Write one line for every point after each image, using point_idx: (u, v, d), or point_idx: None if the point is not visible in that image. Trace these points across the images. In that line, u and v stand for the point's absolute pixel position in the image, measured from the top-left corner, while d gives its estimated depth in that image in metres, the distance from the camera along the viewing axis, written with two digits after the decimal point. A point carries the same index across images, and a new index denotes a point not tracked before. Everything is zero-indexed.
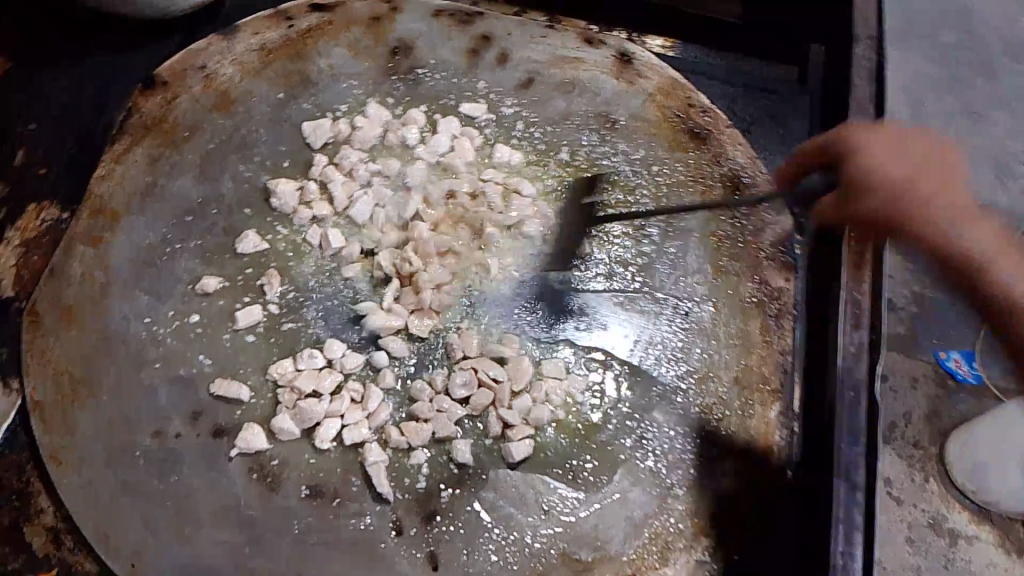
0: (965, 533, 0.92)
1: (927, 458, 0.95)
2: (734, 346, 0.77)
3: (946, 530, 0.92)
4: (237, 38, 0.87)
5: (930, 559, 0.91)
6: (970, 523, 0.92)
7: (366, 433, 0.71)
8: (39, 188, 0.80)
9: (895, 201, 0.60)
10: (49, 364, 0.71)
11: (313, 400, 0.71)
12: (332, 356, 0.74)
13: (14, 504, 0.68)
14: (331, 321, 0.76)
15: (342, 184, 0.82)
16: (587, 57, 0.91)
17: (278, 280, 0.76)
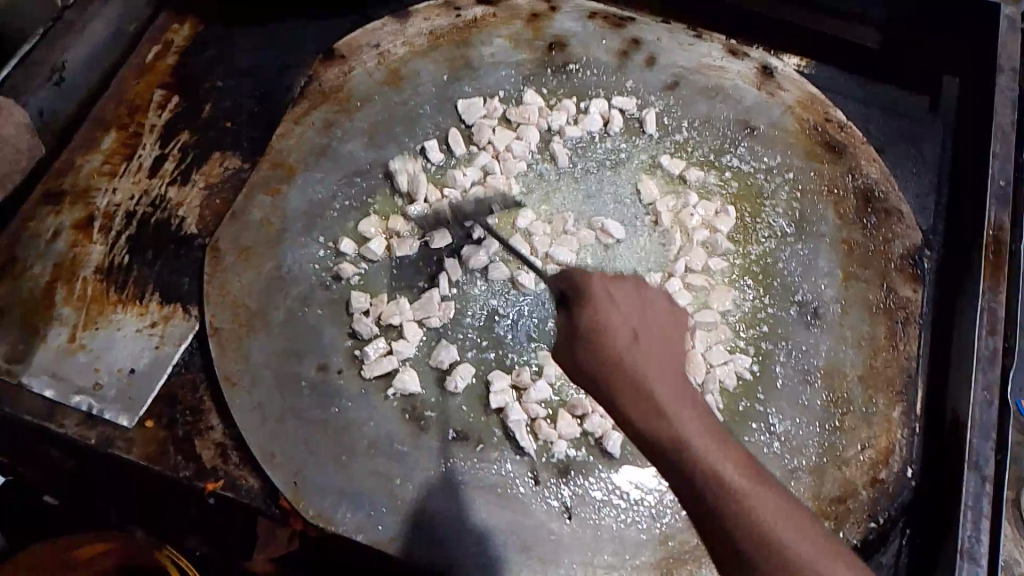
0: None
1: None
2: (861, 347, 0.81)
3: None
4: (409, 21, 0.94)
5: None
6: None
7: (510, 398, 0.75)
8: (223, 139, 0.87)
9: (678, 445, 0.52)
10: (227, 296, 0.77)
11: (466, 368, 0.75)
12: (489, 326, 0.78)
13: (188, 418, 0.74)
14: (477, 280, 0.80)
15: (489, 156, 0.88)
16: (732, 67, 0.95)
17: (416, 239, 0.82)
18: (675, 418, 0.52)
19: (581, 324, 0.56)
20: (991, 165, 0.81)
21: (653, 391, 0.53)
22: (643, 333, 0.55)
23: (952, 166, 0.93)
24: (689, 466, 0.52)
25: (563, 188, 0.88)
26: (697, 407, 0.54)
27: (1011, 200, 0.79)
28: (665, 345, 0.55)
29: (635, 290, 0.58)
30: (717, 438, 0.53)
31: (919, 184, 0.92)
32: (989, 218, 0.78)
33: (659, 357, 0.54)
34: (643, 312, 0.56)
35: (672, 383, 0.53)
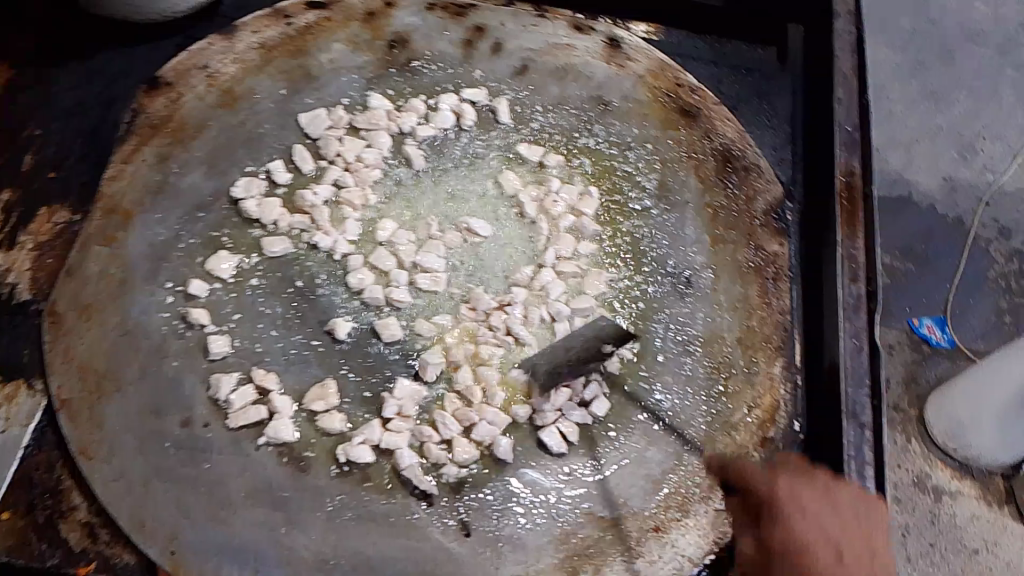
0: (946, 489, 1.08)
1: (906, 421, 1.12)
2: (736, 310, 0.81)
3: (929, 487, 1.09)
4: (238, 37, 0.88)
5: (917, 515, 1.07)
6: (950, 478, 1.09)
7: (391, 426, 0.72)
8: (50, 192, 0.81)
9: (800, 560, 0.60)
10: (73, 360, 0.72)
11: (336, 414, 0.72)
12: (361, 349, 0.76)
13: (47, 502, 0.68)
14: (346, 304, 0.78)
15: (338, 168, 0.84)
16: (578, 44, 0.94)
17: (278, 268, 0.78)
18: (822, 549, 0.61)
19: (764, 512, 0.64)
20: (835, 112, 0.81)
21: (802, 512, 0.62)
22: (836, 532, 0.62)
23: (803, 118, 0.93)
24: (783, 531, 0.62)
25: (422, 192, 0.84)
26: (838, 531, 0.61)
27: (860, 145, 0.80)
28: (819, 497, 0.63)
29: (803, 475, 0.65)
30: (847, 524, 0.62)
31: (776, 136, 0.92)
32: (839, 165, 0.78)
33: (813, 512, 0.62)
34: (826, 492, 0.64)
35: (829, 523, 0.62)
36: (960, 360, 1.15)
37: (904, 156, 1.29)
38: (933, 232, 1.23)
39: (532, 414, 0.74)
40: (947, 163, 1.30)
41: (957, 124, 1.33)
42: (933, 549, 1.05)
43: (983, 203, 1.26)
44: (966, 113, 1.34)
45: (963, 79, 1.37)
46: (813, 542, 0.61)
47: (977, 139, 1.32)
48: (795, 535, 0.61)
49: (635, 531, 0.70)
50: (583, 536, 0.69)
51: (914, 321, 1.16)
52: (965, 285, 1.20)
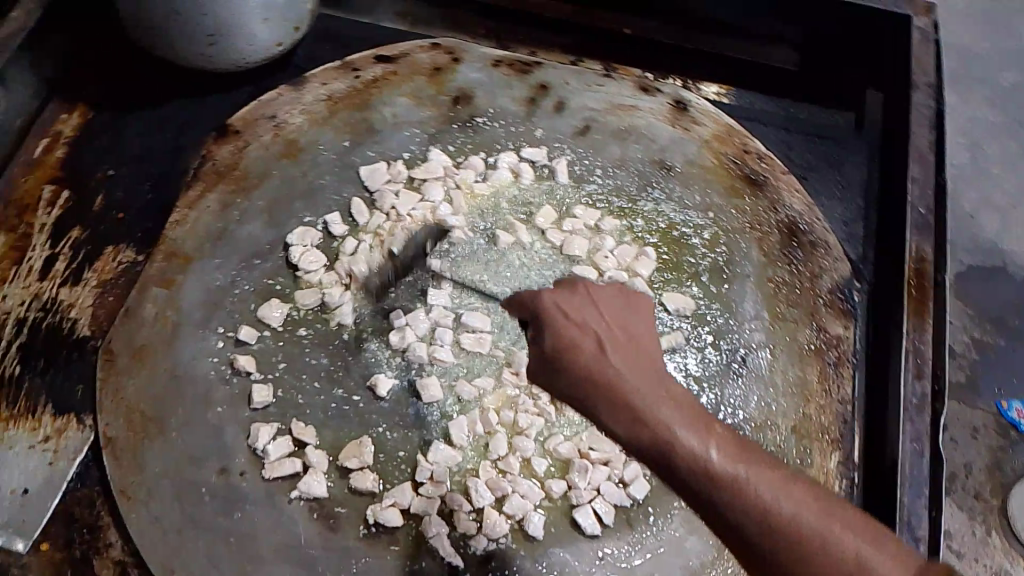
0: None
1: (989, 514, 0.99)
2: (792, 394, 0.77)
3: None
4: (306, 88, 0.91)
5: None
6: None
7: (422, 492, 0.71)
8: (116, 232, 0.84)
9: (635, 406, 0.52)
10: (122, 402, 0.73)
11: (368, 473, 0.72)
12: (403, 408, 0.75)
13: (84, 537, 0.71)
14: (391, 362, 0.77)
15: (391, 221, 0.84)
16: (643, 105, 0.92)
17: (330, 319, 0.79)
18: (673, 426, 0.51)
19: (541, 361, 0.57)
20: (909, 193, 0.77)
21: (660, 406, 0.52)
22: (634, 337, 0.57)
23: (877, 190, 0.90)
24: (669, 453, 0.51)
25: (474, 251, 0.83)
26: (689, 407, 0.53)
27: (934, 228, 0.76)
28: (654, 375, 0.54)
29: (617, 292, 0.60)
30: (682, 414, 0.52)
31: (848, 209, 0.89)
32: (909, 250, 0.74)
33: (650, 380, 0.53)
34: (634, 347, 0.56)
35: (639, 377, 0.53)
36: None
37: (1001, 220, 1.19)
38: None
39: (567, 491, 0.72)
40: None
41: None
42: None
43: None
44: None
45: None
46: (664, 426, 0.51)
47: None
48: (589, 366, 0.54)
49: None
50: None
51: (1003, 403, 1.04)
52: None
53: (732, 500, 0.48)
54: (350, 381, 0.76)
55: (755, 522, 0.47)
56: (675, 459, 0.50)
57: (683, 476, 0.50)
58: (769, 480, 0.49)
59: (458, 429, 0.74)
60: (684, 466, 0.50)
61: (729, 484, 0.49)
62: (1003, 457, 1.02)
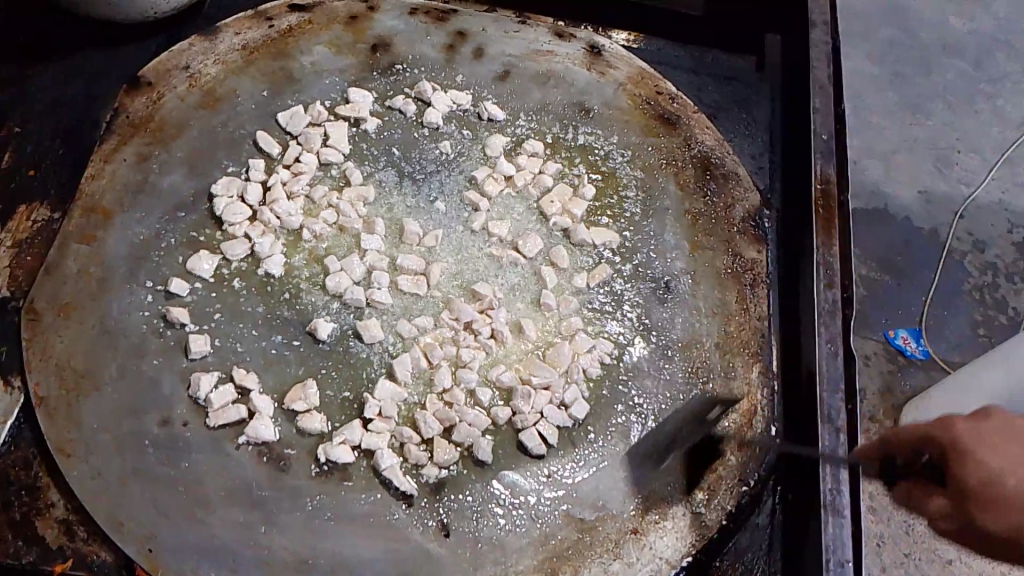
0: None
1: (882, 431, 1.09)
2: (714, 315, 0.82)
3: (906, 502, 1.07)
4: (219, 38, 0.89)
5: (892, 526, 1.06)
6: None
7: (371, 429, 0.72)
8: (28, 189, 0.80)
9: (932, 440, 0.54)
10: (51, 359, 0.71)
11: (314, 414, 0.72)
12: (344, 349, 0.76)
13: (23, 499, 0.68)
14: (328, 306, 0.78)
15: (315, 164, 0.85)
16: (562, 50, 0.95)
17: (263, 265, 0.78)
18: (939, 434, 0.54)
19: (927, 442, 0.55)
20: (813, 122, 0.83)
21: (964, 424, 0.53)
22: (1010, 490, 0.50)
23: (781, 126, 0.95)
24: (927, 442, 0.55)
25: (405, 192, 0.85)
26: (994, 436, 0.52)
27: (836, 154, 0.81)
28: (966, 461, 0.55)
29: (997, 436, 0.52)
30: (939, 465, 0.55)
31: (754, 145, 0.94)
32: (815, 173, 0.80)
33: (961, 424, 0.54)
34: (1016, 461, 0.51)
35: (1009, 460, 0.51)
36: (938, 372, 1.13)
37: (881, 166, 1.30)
38: (914, 244, 1.24)
39: (512, 417, 0.75)
40: (926, 176, 1.30)
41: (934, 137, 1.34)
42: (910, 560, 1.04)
43: (959, 216, 1.26)
44: (943, 126, 1.35)
45: (938, 89, 1.39)
46: (942, 440, 0.54)
47: (954, 152, 1.33)
48: (970, 465, 0.51)
49: (613, 533, 0.71)
50: (562, 539, 0.70)
51: (890, 332, 1.15)
52: (939, 297, 1.19)
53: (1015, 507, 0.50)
54: (287, 325, 0.76)
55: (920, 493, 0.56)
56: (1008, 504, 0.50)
57: (909, 463, 0.57)
58: (1004, 471, 0.51)
59: (402, 367, 0.75)
60: (972, 450, 0.52)
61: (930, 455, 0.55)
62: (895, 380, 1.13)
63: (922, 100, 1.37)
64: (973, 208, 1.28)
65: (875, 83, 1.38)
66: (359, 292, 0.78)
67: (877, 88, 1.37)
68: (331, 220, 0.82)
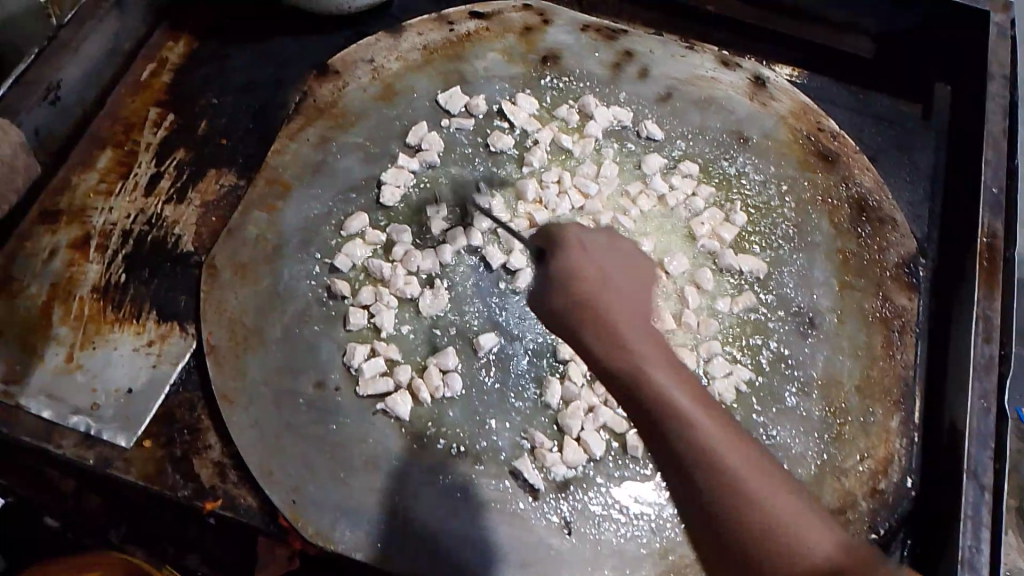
0: None
1: None
2: (858, 357, 0.81)
3: None
4: (403, 37, 0.95)
5: None
6: None
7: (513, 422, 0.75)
8: (219, 157, 0.87)
9: (684, 470, 0.49)
10: (225, 314, 0.77)
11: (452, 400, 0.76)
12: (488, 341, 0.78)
13: (186, 437, 0.73)
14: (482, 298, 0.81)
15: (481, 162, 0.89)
16: (724, 78, 0.96)
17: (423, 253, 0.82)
18: (665, 382, 0.51)
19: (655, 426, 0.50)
20: (984, 174, 0.81)
21: (645, 364, 0.51)
22: (597, 280, 0.55)
23: (944, 177, 0.93)
24: (644, 390, 0.50)
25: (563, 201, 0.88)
26: (684, 382, 0.51)
27: (1005, 208, 0.80)
28: (688, 383, 0.52)
29: (605, 242, 0.59)
30: (699, 401, 0.51)
31: (915, 193, 0.92)
32: (982, 226, 0.78)
33: (622, 291, 0.55)
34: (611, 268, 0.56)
35: (685, 387, 0.51)
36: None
37: None
38: None
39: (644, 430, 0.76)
40: None
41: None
42: None
43: None
44: None
45: None
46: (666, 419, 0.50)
47: None
48: (660, 396, 0.50)
49: None
50: (681, 555, 0.71)
51: None
52: None
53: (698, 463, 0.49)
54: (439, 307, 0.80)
55: (695, 457, 0.49)
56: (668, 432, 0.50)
57: (668, 433, 0.50)
58: (750, 467, 0.49)
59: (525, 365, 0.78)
60: (595, 339, 0.53)
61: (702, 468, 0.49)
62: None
63: None
64: None
65: None
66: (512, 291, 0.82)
67: None
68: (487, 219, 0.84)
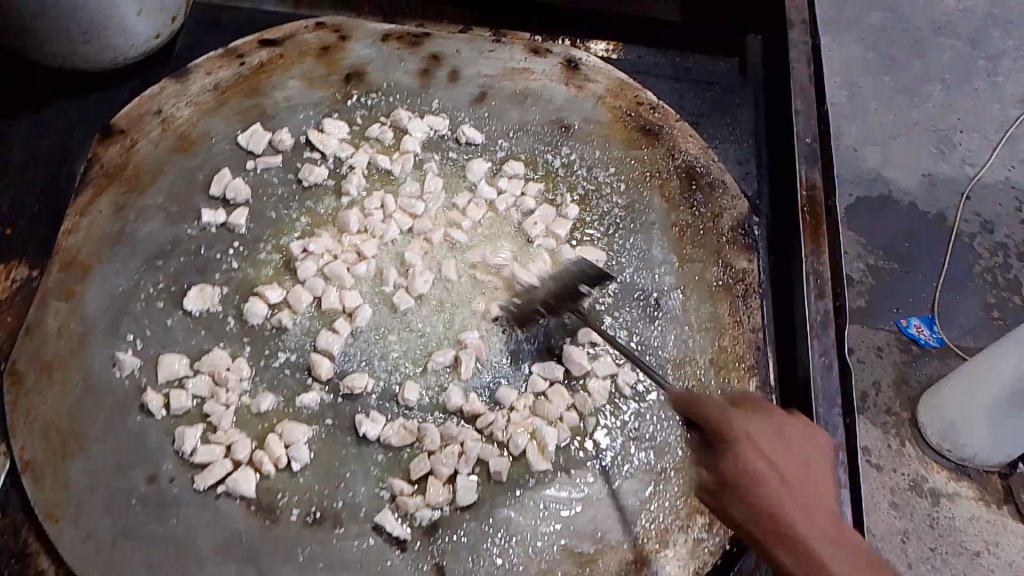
0: (944, 492, 1.10)
1: (900, 424, 1.14)
2: (707, 330, 0.80)
3: (927, 490, 1.11)
4: (191, 79, 0.88)
5: (916, 520, 1.08)
6: (948, 480, 1.11)
7: (365, 473, 0.72)
8: (7, 249, 0.80)
9: (747, 487, 0.58)
10: (36, 421, 0.71)
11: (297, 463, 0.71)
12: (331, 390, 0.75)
13: (13, 566, 0.67)
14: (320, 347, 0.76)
15: (297, 199, 0.84)
16: (536, 67, 0.93)
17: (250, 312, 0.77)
18: (743, 442, 0.59)
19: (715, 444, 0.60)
20: (795, 126, 0.81)
21: (740, 432, 0.59)
22: (766, 448, 0.59)
23: (765, 129, 0.93)
24: (722, 455, 0.59)
25: (383, 228, 0.83)
26: (778, 450, 0.59)
27: (821, 157, 0.79)
28: (812, 479, 0.59)
29: (773, 423, 0.61)
30: (769, 452, 0.59)
31: (740, 150, 0.92)
32: (802, 177, 0.78)
33: (766, 433, 0.60)
34: (789, 441, 0.60)
35: (763, 431, 0.60)
36: (950, 359, 1.18)
37: (881, 151, 1.34)
38: (916, 229, 1.28)
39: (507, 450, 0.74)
40: (927, 158, 1.35)
41: (929, 118, 1.38)
42: (936, 553, 1.06)
43: (964, 198, 1.32)
44: (938, 109, 1.40)
45: (932, 71, 1.43)
46: (745, 464, 0.58)
47: (954, 133, 1.38)
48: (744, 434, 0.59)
49: (615, 565, 0.69)
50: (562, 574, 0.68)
51: (903, 321, 1.20)
52: (952, 281, 1.24)
53: (766, 503, 0.57)
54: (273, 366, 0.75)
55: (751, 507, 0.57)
56: (750, 495, 0.57)
57: (737, 496, 0.58)
58: (780, 470, 0.58)
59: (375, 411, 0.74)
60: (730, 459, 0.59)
61: (740, 479, 0.58)
62: (908, 370, 1.18)
63: (918, 84, 1.41)
64: (976, 184, 1.34)
65: (870, 70, 1.42)
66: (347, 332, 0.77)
67: (871, 73, 1.41)
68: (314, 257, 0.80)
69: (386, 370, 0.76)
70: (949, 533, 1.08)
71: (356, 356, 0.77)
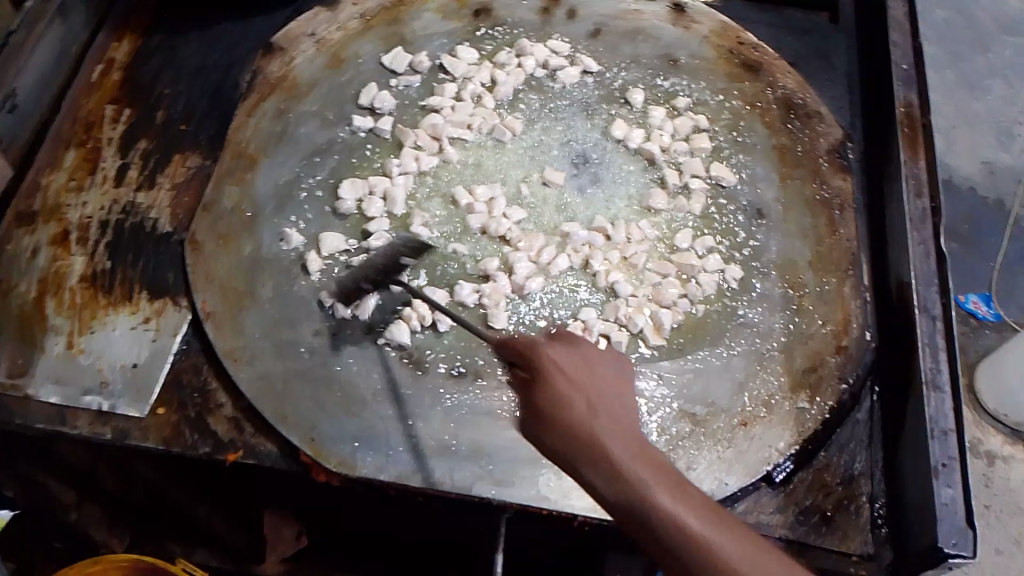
0: (1000, 454, 1.21)
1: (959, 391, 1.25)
2: (806, 237, 0.88)
3: (983, 452, 1.21)
4: (340, 9, 1.00)
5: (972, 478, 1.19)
6: (1004, 443, 1.21)
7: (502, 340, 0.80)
8: (182, 141, 0.90)
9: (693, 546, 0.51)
10: (214, 281, 0.80)
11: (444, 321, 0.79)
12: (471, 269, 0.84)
13: (196, 399, 0.76)
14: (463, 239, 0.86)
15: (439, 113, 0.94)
16: (646, 9, 1.03)
17: (397, 200, 0.87)
18: (660, 495, 0.52)
19: (611, 481, 0.53)
20: (892, 54, 0.89)
21: (624, 451, 0.54)
22: (618, 424, 0.56)
23: (857, 69, 1.01)
24: (668, 520, 0.52)
25: (523, 138, 0.93)
26: (622, 430, 0.55)
27: (917, 80, 0.87)
28: (648, 449, 0.55)
29: (617, 403, 0.58)
30: (661, 474, 0.53)
31: (835, 88, 0.99)
32: (898, 98, 0.86)
33: (621, 439, 0.55)
34: (622, 412, 0.57)
35: (649, 470, 0.53)
36: (1007, 331, 1.28)
37: (945, 139, 1.46)
38: (977, 214, 1.38)
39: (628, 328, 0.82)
40: (986, 149, 1.45)
41: (991, 110, 1.48)
42: (989, 510, 1.17)
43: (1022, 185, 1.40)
44: (1005, 100, 1.50)
45: (996, 67, 1.54)
46: (655, 490, 0.52)
47: (1015, 126, 1.47)
48: (664, 530, 0.52)
49: (722, 427, 0.77)
50: (676, 432, 0.76)
51: (962, 297, 1.30)
52: (1009, 263, 1.34)
53: (697, 538, 0.51)
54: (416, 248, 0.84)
55: (689, 544, 0.51)
56: (689, 531, 0.51)
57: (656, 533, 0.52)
58: (672, 493, 0.53)
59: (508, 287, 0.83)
60: (607, 479, 0.53)
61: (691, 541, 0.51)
62: (967, 341, 1.28)
63: (981, 78, 1.52)
64: None
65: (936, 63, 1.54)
66: (482, 219, 0.87)
67: (939, 65, 1.54)
68: (454, 156, 0.91)
69: (520, 257, 0.84)
70: (1004, 492, 1.18)
71: (485, 249, 0.86)
